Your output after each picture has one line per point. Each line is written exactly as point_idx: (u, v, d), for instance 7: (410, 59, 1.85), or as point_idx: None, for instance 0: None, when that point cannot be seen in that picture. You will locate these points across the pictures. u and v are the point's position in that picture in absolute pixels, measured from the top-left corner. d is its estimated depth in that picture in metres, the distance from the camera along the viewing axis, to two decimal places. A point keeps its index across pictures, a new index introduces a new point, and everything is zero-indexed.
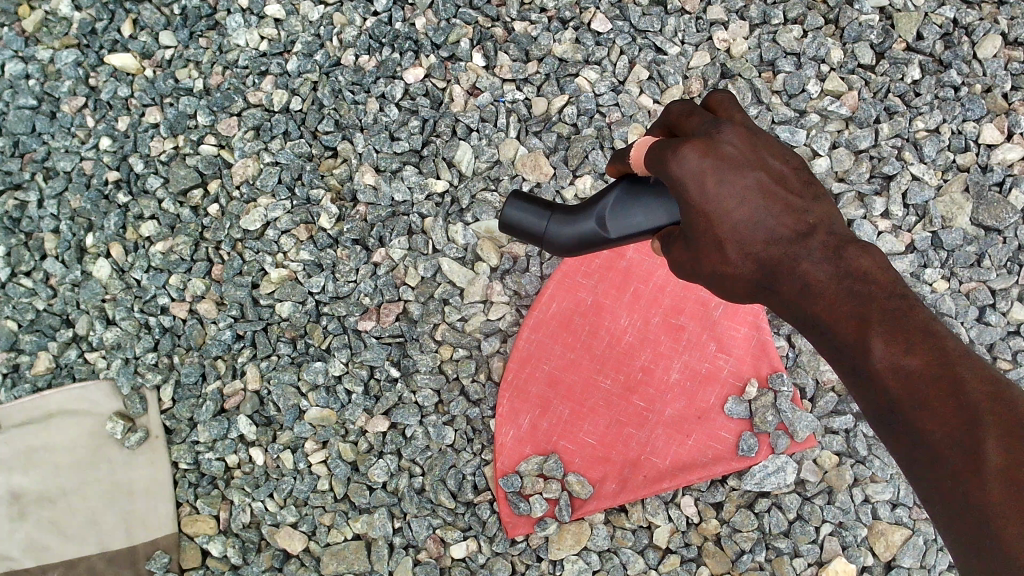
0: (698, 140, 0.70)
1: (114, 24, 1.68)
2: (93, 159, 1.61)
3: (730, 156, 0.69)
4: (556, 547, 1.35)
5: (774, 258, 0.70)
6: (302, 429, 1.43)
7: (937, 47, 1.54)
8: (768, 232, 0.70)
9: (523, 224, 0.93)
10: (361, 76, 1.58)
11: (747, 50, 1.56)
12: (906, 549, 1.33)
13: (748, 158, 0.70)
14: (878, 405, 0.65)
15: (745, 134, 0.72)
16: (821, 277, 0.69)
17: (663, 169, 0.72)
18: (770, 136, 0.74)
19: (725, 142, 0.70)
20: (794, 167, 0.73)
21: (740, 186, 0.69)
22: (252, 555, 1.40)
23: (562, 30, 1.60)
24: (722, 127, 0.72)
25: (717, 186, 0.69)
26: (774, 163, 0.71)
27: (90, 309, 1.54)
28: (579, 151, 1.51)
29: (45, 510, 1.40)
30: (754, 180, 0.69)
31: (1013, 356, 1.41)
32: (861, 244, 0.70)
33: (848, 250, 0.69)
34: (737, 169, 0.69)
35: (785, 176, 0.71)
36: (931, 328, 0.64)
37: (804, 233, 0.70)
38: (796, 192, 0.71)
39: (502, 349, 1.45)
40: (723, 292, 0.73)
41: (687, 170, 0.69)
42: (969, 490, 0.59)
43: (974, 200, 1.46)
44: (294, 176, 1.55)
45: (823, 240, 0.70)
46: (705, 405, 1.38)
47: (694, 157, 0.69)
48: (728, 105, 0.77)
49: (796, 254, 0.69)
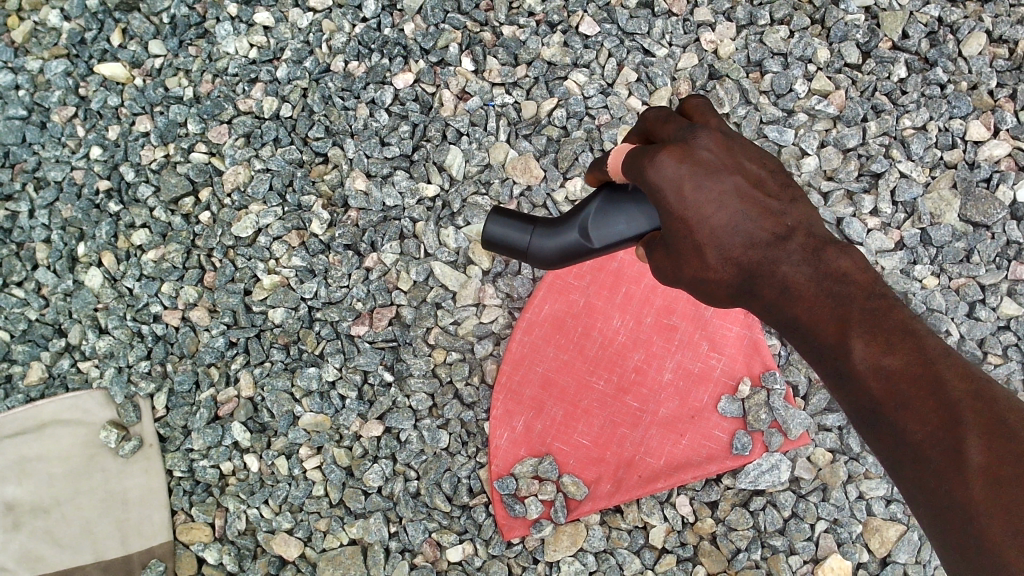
0: (674, 146, 0.69)
1: (104, 34, 1.68)
2: (84, 169, 1.62)
3: (705, 161, 0.69)
4: (552, 549, 1.35)
5: (754, 262, 0.69)
6: (297, 435, 1.43)
7: (922, 46, 1.55)
8: (746, 236, 0.69)
9: (505, 239, 0.92)
10: (350, 82, 1.59)
11: (734, 51, 1.57)
12: (900, 545, 1.33)
13: (724, 162, 0.69)
14: (861, 407, 0.64)
15: (721, 138, 0.71)
16: (801, 280, 0.68)
17: (640, 176, 0.71)
18: (746, 140, 0.73)
19: (701, 148, 0.70)
20: (771, 171, 0.72)
21: (717, 191, 0.68)
22: (247, 562, 1.39)
23: (550, 34, 1.61)
24: (698, 132, 0.71)
25: (694, 191, 0.68)
26: (751, 167, 0.70)
27: (82, 319, 1.53)
28: (569, 154, 1.52)
29: (39, 520, 1.39)
30: (732, 184, 0.69)
31: (1003, 351, 1.42)
32: (841, 245, 0.70)
33: (827, 252, 0.69)
34: (714, 173, 0.69)
35: (762, 179, 0.71)
36: (911, 327, 0.63)
37: (782, 236, 0.69)
38: (773, 195, 0.70)
39: (495, 352, 1.46)
40: (704, 298, 0.73)
41: (663, 176, 0.69)
42: (952, 490, 0.58)
43: (962, 196, 1.46)
44: (285, 182, 1.55)
45: (803, 242, 0.69)
46: (698, 404, 1.38)
47: (671, 164, 0.69)
48: (704, 111, 0.76)
49: (776, 257, 0.69)
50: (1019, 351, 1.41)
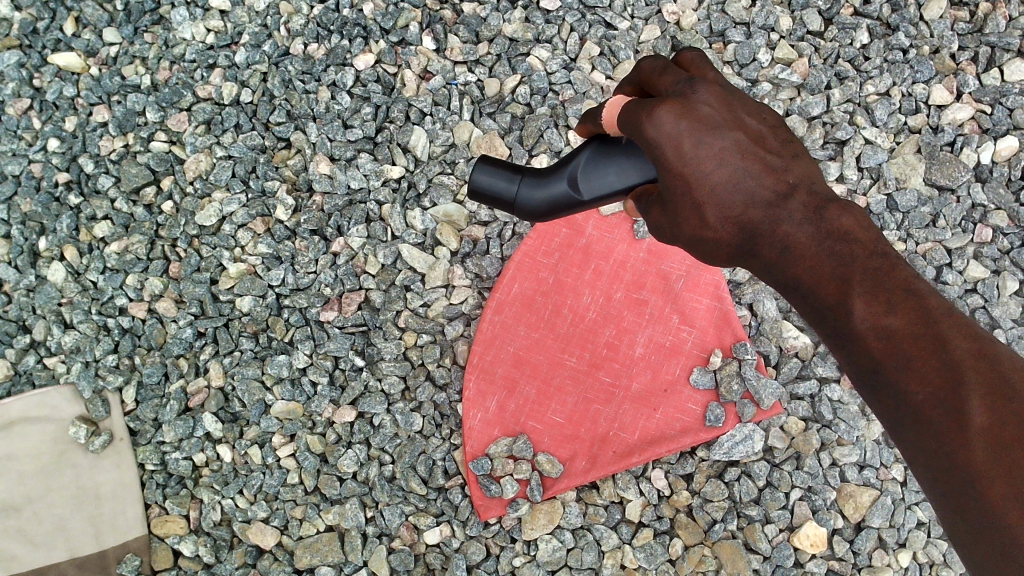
0: (673, 102, 0.68)
1: (56, 23, 1.65)
2: (41, 161, 1.59)
3: (705, 116, 0.67)
4: (529, 528, 1.35)
5: (754, 221, 0.68)
6: (269, 424, 1.41)
7: (884, 11, 1.54)
8: (747, 194, 0.68)
9: (491, 189, 0.89)
10: (311, 65, 1.57)
11: (696, 21, 1.55)
12: (875, 509, 1.34)
13: (724, 118, 0.68)
14: (860, 368, 0.64)
15: (721, 94, 0.70)
16: (802, 239, 0.68)
17: (638, 132, 0.69)
18: (744, 95, 0.72)
19: (701, 103, 0.68)
20: (770, 126, 0.72)
21: (718, 147, 0.67)
22: (224, 553, 1.39)
23: (510, 10, 1.58)
24: (696, 86, 0.70)
25: (696, 147, 0.66)
26: (751, 122, 0.70)
27: (46, 314, 1.51)
28: (534, 130, 1.50)
29: (11, 519, 1.38)
30: (732, 141, 0.67)
31: (971, 314, 1.41)
32: (840, 202, 0.69)
33: (828, 210, 0.68)
34: (712, 127, 0.67)
35: (762, 135, 0.70)
36: (913, 286, 0.62)
37: (783, 194, 0.68)
38: (774, 151, 0.70)
39: (466, 333, 1.44)
40: (703, 258, 0.72)
41: (664, 133, 0.67)
42: (954, 450, 0.57)
43: (927, 160, 1.46)
44: (248, 169, 1.53)
45: (804, 200, 0.69)
46: (670, 378, 1.38)
47: (670, 120, 0.67)
48: (700, 64, 0.75)
49: (777, 217, 0.68)
50: (986, 314, 1.40)
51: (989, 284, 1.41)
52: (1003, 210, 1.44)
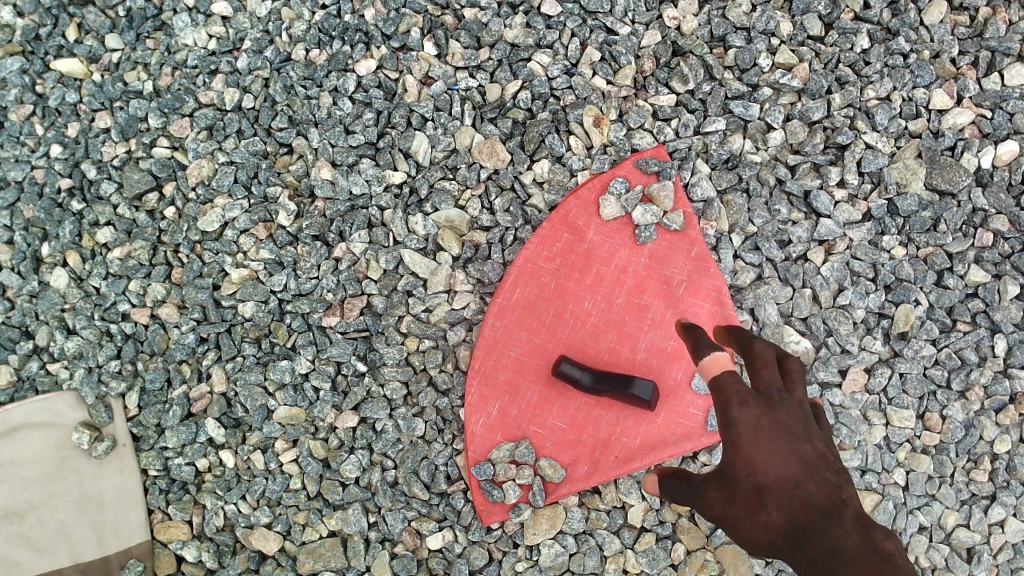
0: (759, 403, 0.93)
1: (58, 29, 1.64)
2: (44, 168, 1.59)
3: (783, 424, 0.92)
4: (532, 532, 1.37)
5: (808, 521, 0.89)
6: (271, 429, 1.43)
7: (884, 16, 1.52)
8: (808, 494, 0.90)
9: None
10: (312, 70, 1.56)
11: (697, 27, 1.53)
12: (876, 514, 1.36)
13: (796, 428, 0.92)
14: None
15: (801, 416, 0.94)
16: (851, 547, 0.89)
17: (721, 407, 0.94)
18: (819, 431, 0.95)
19: (783, 411, 0.93)
20: (832, 462, 0.94)
21: (790, 451, 0.91)
22: (227, 558, 1.41)
23: (511, 16, 1.56)
24: (785, 397, 0.94)
25: (767, 439, 0.91)
26: (818, 446, 0.93)
27: (49, 320, 1.52)
28: (535, 136, 1.49)
29: (15, 525, 1.41)
30: (799, 451, 0.91)
31: (973, 318, 1.42)
32: (884, 529, 0.92)
33: (875, 533, 0.90)
34: (784, 434, 0.91)
35: (825, 458, 0.93)
36: None
37: (838, 504, 0.90)
38: (833, 472, 0.92)
39: (469, 338, 1.45)
40: (749, 536, 0.92)
41: (744, 419, 0.92)
42: None
43: (928, 165, 1.46)
44: (250, 175, 1.53)
45: (854, 514, 0.90)
46: (672, 383, 1.40)
47: (751, 412, 0.92)
48: (797, 378, 0.98)
49: (832, 525, 0.89)
50: (988, 318, 1.42)
51: (990, 289, 1.42)
52: (1004, 214, 1.44)
